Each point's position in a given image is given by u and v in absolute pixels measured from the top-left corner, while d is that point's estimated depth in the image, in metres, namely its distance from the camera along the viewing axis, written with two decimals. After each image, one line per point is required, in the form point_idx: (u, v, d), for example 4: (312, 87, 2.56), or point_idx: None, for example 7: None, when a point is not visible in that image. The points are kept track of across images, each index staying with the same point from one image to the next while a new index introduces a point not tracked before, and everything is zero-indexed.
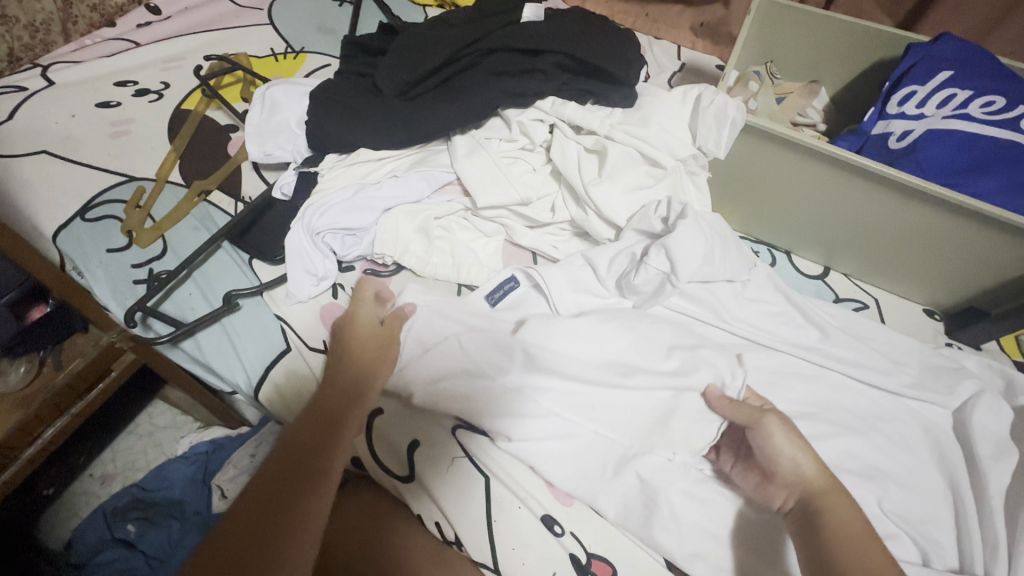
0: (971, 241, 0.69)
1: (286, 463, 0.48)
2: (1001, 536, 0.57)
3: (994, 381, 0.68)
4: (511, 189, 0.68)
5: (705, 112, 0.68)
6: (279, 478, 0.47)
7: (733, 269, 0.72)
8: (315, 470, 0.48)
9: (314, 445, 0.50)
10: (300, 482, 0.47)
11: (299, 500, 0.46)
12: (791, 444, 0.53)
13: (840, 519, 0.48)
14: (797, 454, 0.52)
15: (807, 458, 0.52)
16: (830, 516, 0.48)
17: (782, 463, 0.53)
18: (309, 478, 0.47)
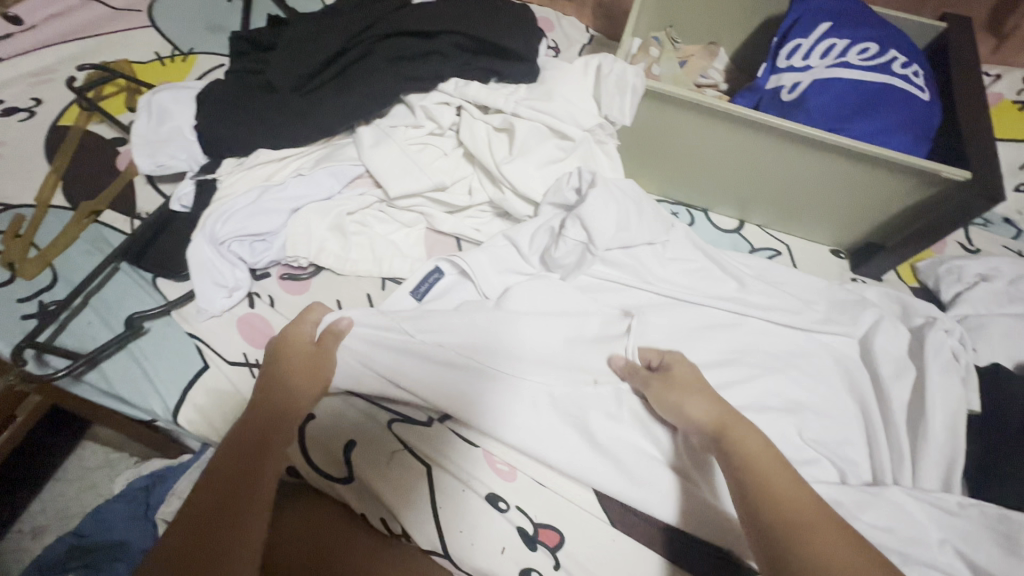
0: (864, 182, 0.74)
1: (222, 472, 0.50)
2: (905, 446, 0.63)
3: (891, 307, 0.74)
4: (423, 176, 0.67)
5: (606, 81, 0.70)
6: (223, 484, 0.49)
7: (651, 232, 0.75)
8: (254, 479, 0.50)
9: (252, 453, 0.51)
10: (238, 493, 0.48)
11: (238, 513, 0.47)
12: (678, 395, 0.57)
13: (744, 445, 0.51)
14: (684, 402, 0.57)
15: (694, 402, 0.56)
16: (737, 446, 0.51)
17: (681, 418, 0.56)
18: (242, 484, 0.49)
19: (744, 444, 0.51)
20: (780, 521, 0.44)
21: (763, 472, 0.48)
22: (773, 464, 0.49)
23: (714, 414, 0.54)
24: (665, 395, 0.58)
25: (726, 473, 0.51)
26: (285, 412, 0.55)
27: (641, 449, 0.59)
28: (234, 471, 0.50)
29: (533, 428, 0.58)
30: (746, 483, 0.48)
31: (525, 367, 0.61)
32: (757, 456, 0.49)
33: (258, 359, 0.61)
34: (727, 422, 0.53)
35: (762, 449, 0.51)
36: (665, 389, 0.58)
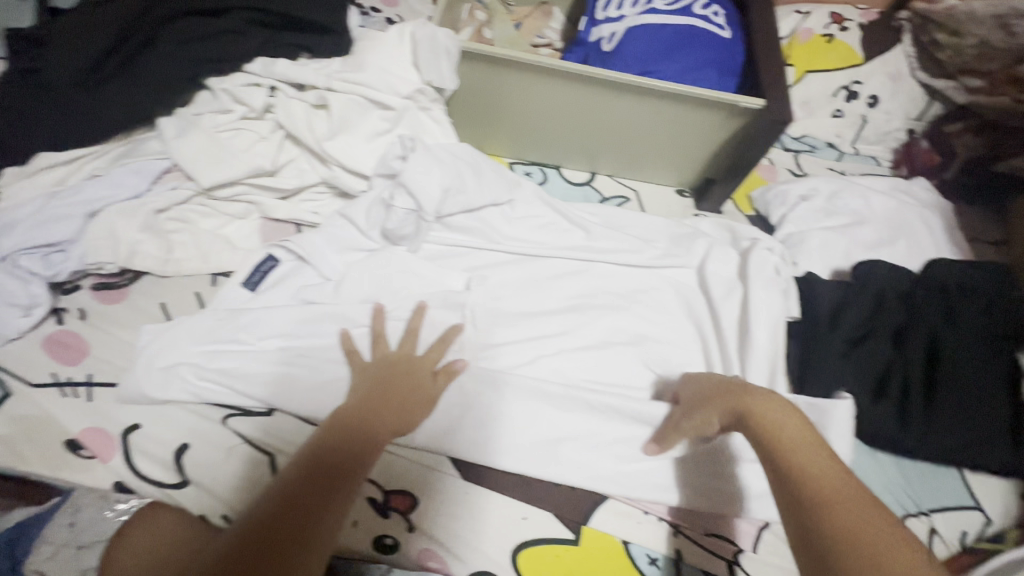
0: (683, 121, 0.78)
1: (346, 449, 0.50)
2: (736, 358, 0.68)
3: (723, 235, 0.79)
4: (238, 163, 0.65)
5: (420, 45, 0.69)
6: (283, 514, 0.44)
7: (494, 192, 0.76)
8: (355, 467, 0.49)
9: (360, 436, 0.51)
10: (277, 530, 0.43)
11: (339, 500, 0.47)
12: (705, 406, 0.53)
13: (775, 425, 0.46)
14: (708, 412, 0.52)
15: (716, 400, 0.52)
16: (763, 428, 0.47)
17: (704, 424, 0.53)
18: (299, 517, 0.44)
19: (780, 425, 0.46)
20: (814, 512, 0.40)
21: (798, 457, 0.44)
22: (810, 448, 0.44)
23: (733, 403, 0.50)
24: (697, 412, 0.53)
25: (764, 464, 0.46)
26: (393, 395, 0.55)
27: (585, 432, 0.61)
28: (295, 500, 0.45)
29: (525, 420, 0.61)
30: (783, 470, 0.43)
31: (516, 395, 0.62)
32: (803, 436, 0.45)
33: (69, 376, 0.57)
34: (751, 404, 0.49)
35: (805, 434, 0.45)
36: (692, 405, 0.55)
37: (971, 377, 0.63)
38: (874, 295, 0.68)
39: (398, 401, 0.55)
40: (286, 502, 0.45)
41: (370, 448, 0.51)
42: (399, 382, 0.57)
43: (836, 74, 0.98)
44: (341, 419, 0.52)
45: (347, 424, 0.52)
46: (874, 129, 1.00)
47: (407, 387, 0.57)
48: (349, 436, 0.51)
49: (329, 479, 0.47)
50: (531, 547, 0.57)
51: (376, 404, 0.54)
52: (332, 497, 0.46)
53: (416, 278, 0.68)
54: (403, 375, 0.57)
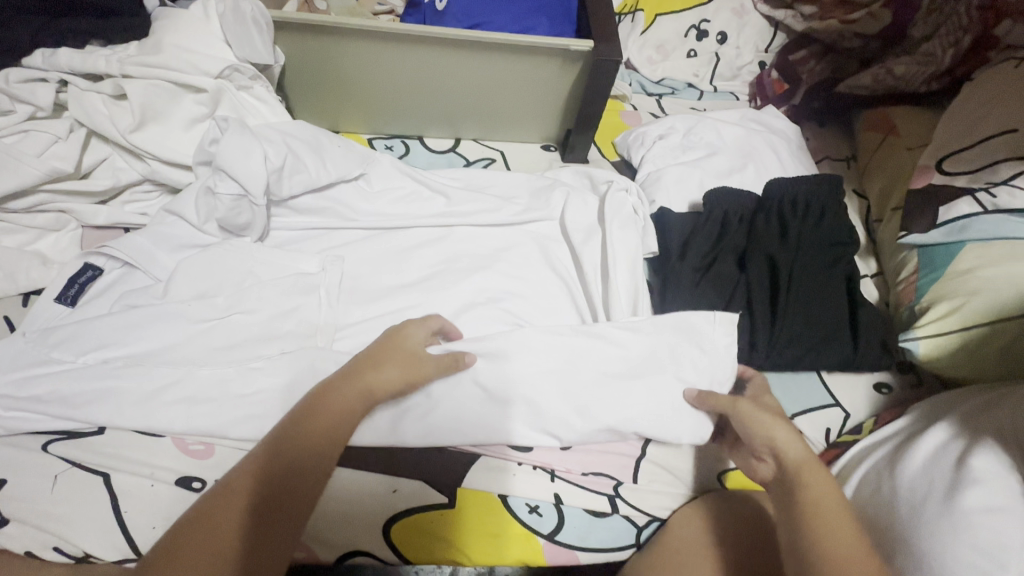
0: (529, 72, 0.78)
1: (294, 465, 0.47)
2: (601, 300, 0.69)
3: (583, 183, 0.80)
4: (26, 167, 0.58)
5: (225, 19, 0.65)
6: (269, 486, 0.46)
7: (340, 167, 0.72)
8: (299, 486, 0.46)
9: (311, 450, 0.48)
10: (278, 502, 0.45)
11: (283, 520, 0.45)
12: (762, 419, 0.52)
13: (815, 499, 0.48)
14: (770, 431, 0.51)
15: (779, 428, 0.51)
16: (804, 495, 0.48)
17: (755, 440, 0.52)
18: (287, 497, 0.46)
19: (815, 497, 0.48)
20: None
21: (826, 534, 0.46)
22: (841, 524, 0.46)
23: (798, 455, 0.50)
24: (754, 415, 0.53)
25: (785, 523, 0.48)
26: (361, 390, 0.52)
27: (585, 374, 0.59)
28: (280, 471, 0.46)
29: (527, 369, 0.58)
30: (806, 539, 0.46)
31: (519, 360, 0.58)
32: (822, 511, 0.47)
33: None
34: (800, 474, 0.49)
35: (841, 512, 0.47)
36: (755, 406, 0.54)
37: (807, 282, 0.67)
38: (719, 220, 0.72)
39: (368, 394, 0.52)
40: (215, 526, 0.43)
41: (323, 460, 0.48)
42: (368, 375, 0.52)
43: (683, 15, 1.00)
44: (302, 424, 0.49)
45: (304, 431, 0.48)
46: (728, 64, 1.03)
47: (375, 376, 0.52)
48: (298, 451, 0.47)
49: (269, 502, 0.45)
50: (405, 518, 0.56)
51: (339, 408, 0.50)
52: (269, 519, 0.45)
53: (261, 267, 0.64)
54: (373, 367, 0.53)
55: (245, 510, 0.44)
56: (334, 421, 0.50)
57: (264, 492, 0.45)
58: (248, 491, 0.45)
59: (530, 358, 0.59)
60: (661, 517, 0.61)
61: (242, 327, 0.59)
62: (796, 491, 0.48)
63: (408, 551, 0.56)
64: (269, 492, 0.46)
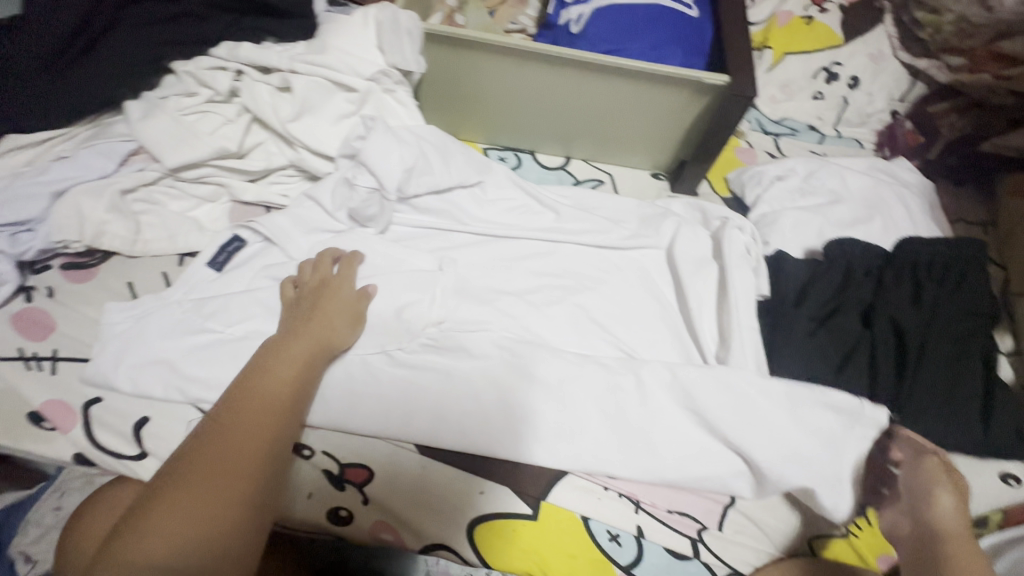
0: (651, 100, 0.78)
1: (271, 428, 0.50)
2: (703, 334, 0.68)
3: (695, 215, 0.79)
4: (202, 143, 0.65)
5: (383, 29, 0.71)
6: (253, 443, 0.48)
7: (461, 173, 0.76)
8: (280, 445, 0.50)
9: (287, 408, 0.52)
10: (261, 458, 0.48)
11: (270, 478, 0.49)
12: (927, 489, 0.55)
13: (969, 564, 0.50)
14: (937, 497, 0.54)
15: (947, 497, 0.54)
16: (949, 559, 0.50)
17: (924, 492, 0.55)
18: (268, 450, 0.49)
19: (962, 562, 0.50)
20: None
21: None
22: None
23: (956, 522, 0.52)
24: (919, 483, 0.55)
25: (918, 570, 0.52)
26: (316, 347, 0.56)
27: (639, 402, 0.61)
28: (255, 426, 0.49)
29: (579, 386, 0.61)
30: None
31: (571, 383, 0.61)
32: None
33: (35, 352, 0.58)
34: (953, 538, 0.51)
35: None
36: (920, 480, 0.56)
37: (942, 346, 0.62)
38: (841, 271, 0.68)
39: (320, 345, 0.56)
40: (212, 493, 0.45)
41: (289, 420, 0.52)
42: (323, 329, 0.57)
43: (814, 56, 0.97)
44: (260, 387, 0.51)
45: (276, 394, 0.52)
46: (857, 110, 0.98)
47: (329, 331, 0.57)
48: (263, 414, 0.50)
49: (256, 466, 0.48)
50: (489, 521, 0.57)
51: (303, 364, 0.54)
52: (258, 485, 0.47)
53: (386, 257, 0.68)
54: (322, 322, 0.58)
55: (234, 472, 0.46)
56: (299, 375, 0.54)
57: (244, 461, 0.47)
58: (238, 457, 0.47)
59: (579, 373, 0.62)
60: (743, 571, 0.58)
61: (361, 311, 0.63)
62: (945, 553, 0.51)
63: (489, 554, 0.56)
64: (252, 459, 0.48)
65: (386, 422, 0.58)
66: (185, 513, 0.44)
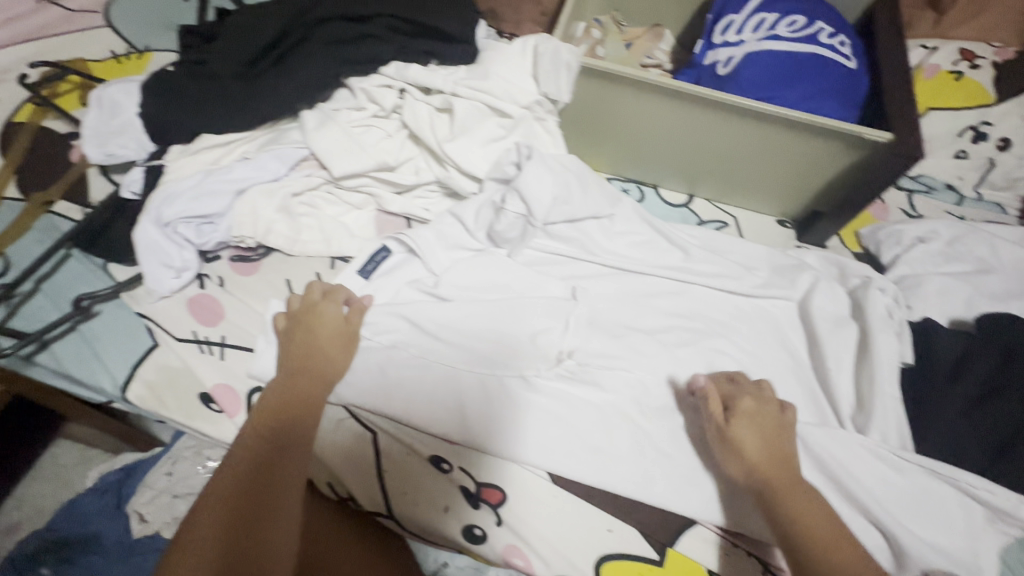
0: (796, 149, 0.76)
1: (252, 471, 0.48)
2: (838, 396, 0.66)
3: (830, 270, 0.76)
4: (366, 156, 0.69)
5: (543, 59, 0.72)
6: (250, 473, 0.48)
7: (596, 205, 0.76)
8: (273, 479, 0.48)
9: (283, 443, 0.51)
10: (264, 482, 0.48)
11: (270, 514, 0.46)
12: (749, 433, 0.56)
13: (803, 515, 0.51)
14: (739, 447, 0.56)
15: (749, 440, 0.55)
16: (787, 503, 0.52)
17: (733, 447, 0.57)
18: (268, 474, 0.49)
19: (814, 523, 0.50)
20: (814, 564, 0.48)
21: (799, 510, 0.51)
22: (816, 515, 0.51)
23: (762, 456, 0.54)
24: (744, 414, 0.57)
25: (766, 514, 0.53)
26: (311, 376, 0.57)
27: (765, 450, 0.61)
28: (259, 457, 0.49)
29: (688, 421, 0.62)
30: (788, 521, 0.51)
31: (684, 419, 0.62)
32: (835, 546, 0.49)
33: (206, 336, 0.63)
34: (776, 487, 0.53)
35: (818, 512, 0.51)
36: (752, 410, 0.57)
37: None
38: (1000, 349, 0.63)
39: (317, 373, 0.57)
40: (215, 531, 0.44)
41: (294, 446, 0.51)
42: (314, 361, 0.58)
43: (963, 113, 0.93)
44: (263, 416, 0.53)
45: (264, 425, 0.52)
46: (1004, 173, 0.93)
47: (324, 358, 0.58)
48: (264, 445, 0.50)
49: (244, 513, 0.46)
50: (615, 561, 0.56)
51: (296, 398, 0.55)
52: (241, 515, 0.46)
53: (522, 281, 0.70)
54: (311, 352, 0.58)
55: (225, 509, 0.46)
56: (291, 407, 0.54)
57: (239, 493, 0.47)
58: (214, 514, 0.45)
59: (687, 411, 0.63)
60: None
61: (502, 334, 0.64)
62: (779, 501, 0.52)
63: None
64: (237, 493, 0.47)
65: (522, 449, 0.59)
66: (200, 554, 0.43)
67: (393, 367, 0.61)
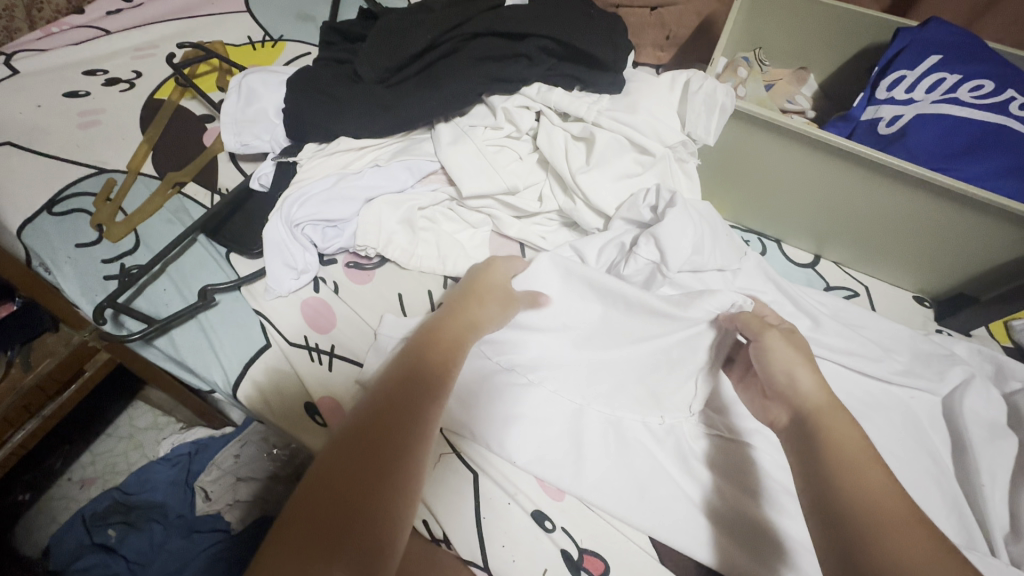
0: (968, 228, 0.68)
1: (395, 406, 0.44)
2: (990, 518, 0.58)
3: (983, 366, 0.69)
4: (497, 177, 0.66)
5: (693, 98, 0.67)
6: (400, 399, 0.44)
7: (724, 258, 0.70)
8: (414, 420, 0.43)
9: (428, 385, 0.46)
10: (408, 413, 0.43)
11: (399, 448, 0.41)
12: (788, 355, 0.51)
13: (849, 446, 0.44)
14: (793, 372, 0.50)
15: (805, 372, 0.49)
16: (824, 432, 0.45)
17: (774, 371, 0.51)
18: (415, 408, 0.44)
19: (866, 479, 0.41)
20: (866, 545, 0.38)
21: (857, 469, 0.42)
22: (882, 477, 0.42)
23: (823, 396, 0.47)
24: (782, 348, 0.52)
25: (801, 453, 0.46)
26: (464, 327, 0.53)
27: None
28: (410, 389, 0.45)
29: None
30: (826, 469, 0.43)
31: None
32: (890, 505, 0.39)
33: (316, 343, 0.61)
34: (822, 412, 0.47)
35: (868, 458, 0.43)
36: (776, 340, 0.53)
37: None
38: None
39: (473, 323, 0.54)
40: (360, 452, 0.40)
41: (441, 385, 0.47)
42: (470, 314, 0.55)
43: None
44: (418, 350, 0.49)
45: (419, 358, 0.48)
46: None
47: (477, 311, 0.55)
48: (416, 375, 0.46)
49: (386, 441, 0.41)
50: None
51: (446, 347, 0.50)
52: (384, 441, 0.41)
53: None
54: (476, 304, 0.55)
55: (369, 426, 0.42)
56: (448, 347, 0.50)
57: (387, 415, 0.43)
58: (351, 437, 0.41)
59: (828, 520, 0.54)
60: None
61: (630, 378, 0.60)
62: (820, 431, 0.45)
63: None
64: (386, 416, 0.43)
65: (638, 517, 0.54)
66: (340, 475, 0.39)
67: (509, 403, 0.58)
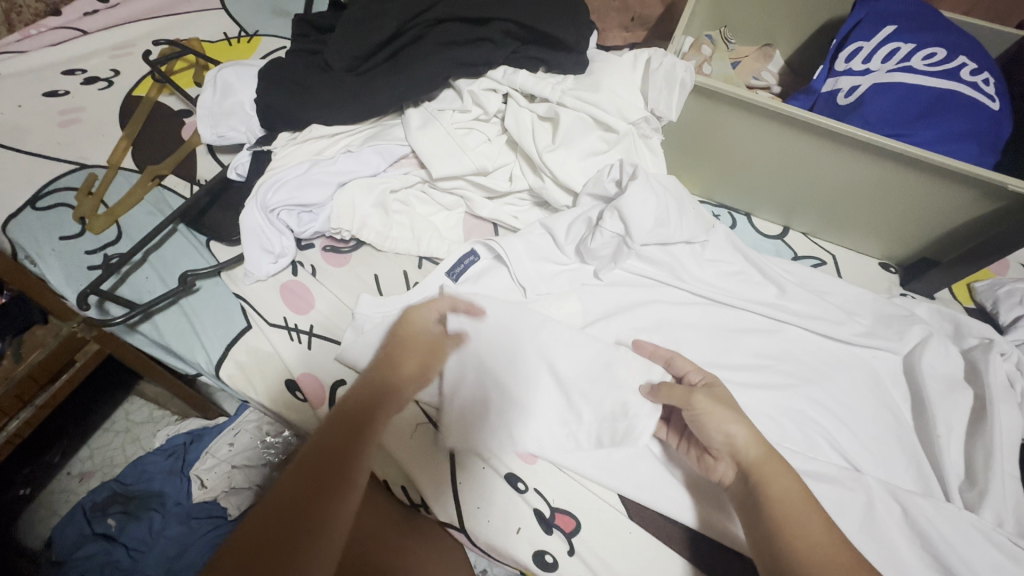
0: (926, 191, 0.70)
1: (312, 477, 0.44)
2: (947, 466, 0.60)
3: (943, 325, 0.71)
4: (465, 158, 0.68)
5: (655, 75, 0.69)
6: (330, 455, 0.45)
7: (690, 231, 0.72)
8: (340, 477, 0.44)
9: (345, 462, 0.45)
10: (336, 472, 0.44)
11: (322, 507, 0.42)
12: (726, 412, 0.51)
13: (782, 503, 0.46)
14: (727, 427, 0.51)
15: (739, 428, 0.50)
16: (767, 492, 0.47)
17: (713, 434, 0.51)
18: (343, 466, 0.45)
19: (802, 530, 0.45)
20: None
21: (794, 522, 0.45)
22: (816, 524, 0.45)
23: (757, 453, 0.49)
24: (711, 403, 0.52)
25: (750, 511, 0.48)
26: (388, 393, 0.51)
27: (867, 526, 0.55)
28: (340, 443, 0.46)
29: None
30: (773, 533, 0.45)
31: None
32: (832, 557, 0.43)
33: (295, 323, 0.63)
34: (760, 465, 0.48)
35: (800, 499, 0.47)
36: (713, 396, 0.53)
37: None
38: None
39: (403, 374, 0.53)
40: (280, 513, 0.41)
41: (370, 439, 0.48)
42: (393, 367, 0.53)
43: None
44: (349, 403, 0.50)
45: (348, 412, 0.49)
46: None
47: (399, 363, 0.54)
48: (346, 429, 0.47)
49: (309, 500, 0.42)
50: None
51: (360, 416, 0.49)
52: (308, 500, 0.42)
53: (607, 305, 0.69)
54: (395, 372, 0.53)
55: (296, 484, 0.43)
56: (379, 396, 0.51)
57: (314, 472, 0.44)
58: (266, 511, 0.42)
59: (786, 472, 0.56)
60: None
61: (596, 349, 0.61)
62: (761, 489, 0.47)
63: None
64: (312, 473, 0.44)
65: (606, 476, 0.56)
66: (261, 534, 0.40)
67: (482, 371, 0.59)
